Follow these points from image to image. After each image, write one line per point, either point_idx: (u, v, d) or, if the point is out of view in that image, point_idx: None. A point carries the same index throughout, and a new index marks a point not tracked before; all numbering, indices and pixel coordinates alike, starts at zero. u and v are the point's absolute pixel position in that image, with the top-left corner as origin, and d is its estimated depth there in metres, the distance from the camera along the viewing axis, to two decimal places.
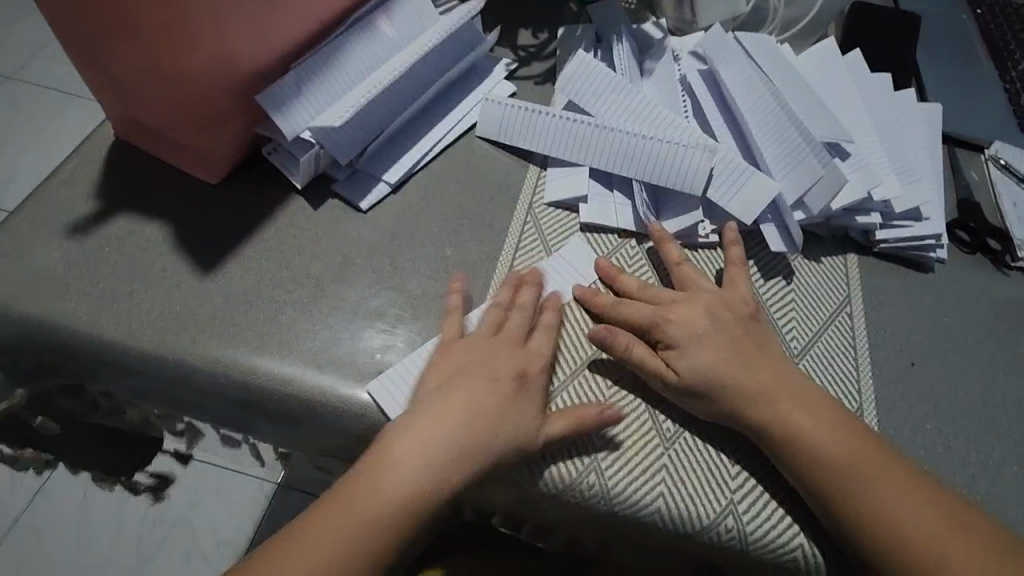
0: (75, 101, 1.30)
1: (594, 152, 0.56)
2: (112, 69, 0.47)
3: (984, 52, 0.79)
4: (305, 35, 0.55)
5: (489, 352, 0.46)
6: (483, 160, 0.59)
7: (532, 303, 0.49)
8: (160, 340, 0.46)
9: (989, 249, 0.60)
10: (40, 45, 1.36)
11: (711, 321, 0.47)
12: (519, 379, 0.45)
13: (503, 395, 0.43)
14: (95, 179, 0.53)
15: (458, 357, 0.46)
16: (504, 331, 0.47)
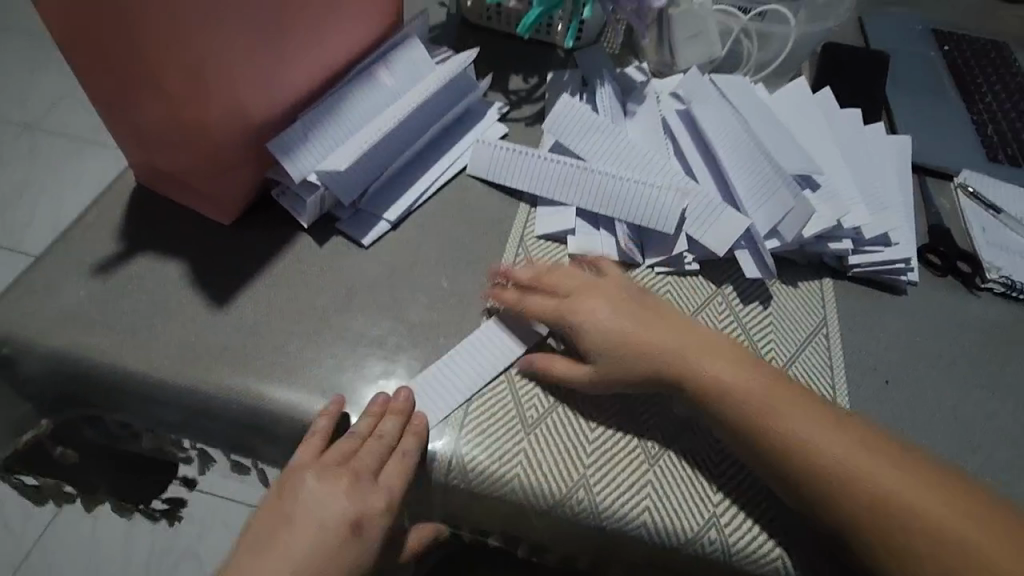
0: (93, 148, 1.37)
1: (578, 191, 0.60)
2: (136, 121, 0.52)
3: (951, 85, 0.83)
4: (312, 87, 0.60)
5: (319, 489, 0.46)
6: (477, 198, 0.63)
7: (393, 431, 0.47)
8: (177, 370, 0.50)
9: (960, 271, 0.63)
10: (61, 95, 1.44)
11: (611, 310, 0.50)
12: (355, 524, 0.45)
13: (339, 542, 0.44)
14: (118, 221, 0.57)
15: (301, 483, 0.46)
16: (350, 463, 0.46)
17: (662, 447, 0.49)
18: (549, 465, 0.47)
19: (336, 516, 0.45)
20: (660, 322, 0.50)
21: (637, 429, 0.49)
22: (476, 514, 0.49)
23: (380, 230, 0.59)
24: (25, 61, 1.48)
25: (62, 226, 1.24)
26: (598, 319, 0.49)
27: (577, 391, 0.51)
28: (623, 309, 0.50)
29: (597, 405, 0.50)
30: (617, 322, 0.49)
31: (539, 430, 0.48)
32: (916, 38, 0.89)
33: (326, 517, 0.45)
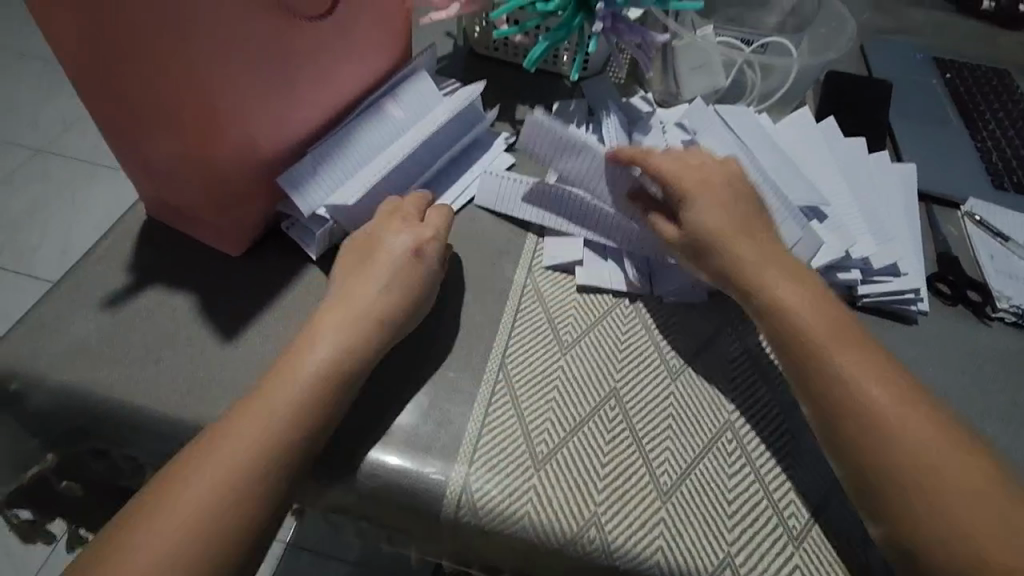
0: (102, 172, 1.39)
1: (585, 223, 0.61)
2: (149, 157, 0.53)
3: (955, 112, 0.84)
4: (321, 120, 0.61)
5: (334, 323, 0.49)
6: (484, 227, 0.64)
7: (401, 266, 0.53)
8: (184, 405, 0.50)
9: (970, 300, 0.62)
10: (73, 119, 1.46)
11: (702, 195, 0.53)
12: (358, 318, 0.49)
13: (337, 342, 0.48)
14: (128, 254, 0.57)
15: (346, 290, 0.51)
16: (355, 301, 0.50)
17: (675, 484, 0.48)
18: (560, 500, 0.46)
19: (291, 391, 0.45)
20: (769, 247, 0.52)
21: (648, 465, 0.49)
22: (485, 552, 0.49)
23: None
24: (38, 87, 1.50)
25: (69, 250, 1.25)
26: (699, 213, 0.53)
27: (586, 424, 0.50)
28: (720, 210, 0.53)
29: (607, 440, 0.50)
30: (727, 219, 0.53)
31: (550, 466, 0.48)
32: (917, 66, 0.90)
33: (290, 394, 0.45)
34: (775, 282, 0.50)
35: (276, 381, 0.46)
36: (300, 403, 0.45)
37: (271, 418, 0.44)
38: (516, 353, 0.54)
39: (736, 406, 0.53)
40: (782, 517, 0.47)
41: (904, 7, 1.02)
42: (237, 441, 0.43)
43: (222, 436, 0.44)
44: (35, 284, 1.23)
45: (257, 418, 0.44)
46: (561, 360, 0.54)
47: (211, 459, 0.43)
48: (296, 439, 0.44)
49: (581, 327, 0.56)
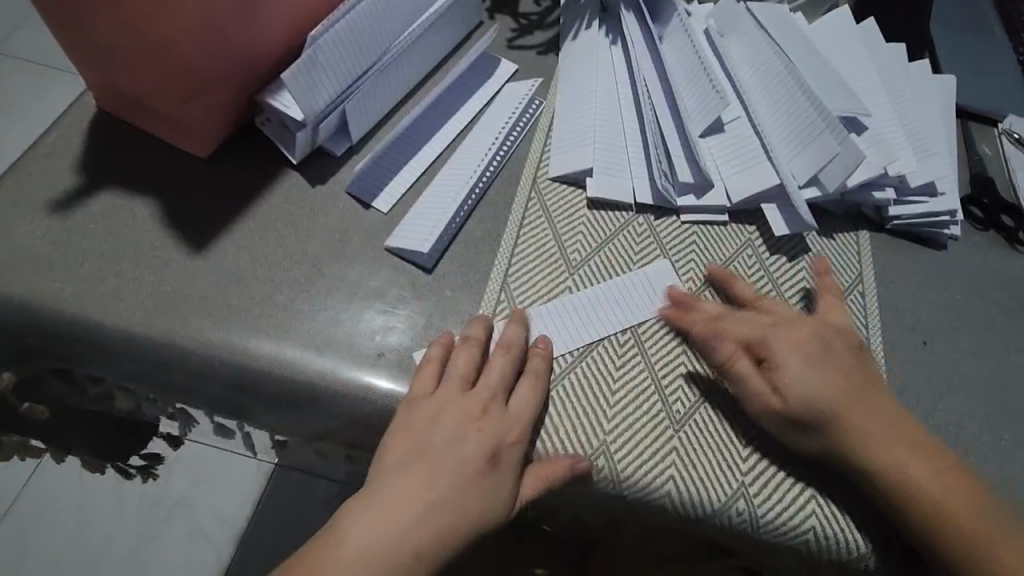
0: (39, 74, 1.25)
1: (625, 115, 0.57)
2: (92, 33, 0.45)
3: (997, 22, 0.76)
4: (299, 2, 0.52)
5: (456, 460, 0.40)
6: (487, 130, 0.56)
7: (504, 367, 0.44)
8: (153, 322, 0.45)
9: (1003, 225, 0.59)
10: (25, 16, 1.31)
11: (818, 341, 0.45)
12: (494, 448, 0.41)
13: (466, 481, 0.39)
14: (78, 152, 0.50)
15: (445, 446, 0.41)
16: (480, 384, 0.43)
17: (690, 412, 0.45)
18: (567, 428, 0.43)
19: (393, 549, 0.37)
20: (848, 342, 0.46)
21: (660, 390, 0.45)
22: None
23: (400, 184, 0.52)
24: None
25: (15, 156, 1.15)
26: (797, 370, 0.43)
27: (595, 347, 0.46)
28: (825, 355, 0.44)
29: (616, 367, 0.46)
30: (834, 380, 0.43)
31: (559, 391, 0.44)
32: None
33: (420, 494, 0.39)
34: (864, 414, 0.42)
35: (448, 444, 0.41)
36: (484, 498, 0.39)
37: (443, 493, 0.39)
38: (519, 269, 0.49)
39: None
40: None
41: None
42: (410, 506, 0.38)
43: (393, 486, 0.39)
44: None
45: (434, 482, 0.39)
46: (567, 283, 0.49)
47: (381, 517, 0.38)
48: (464, 520, 0.38)
49: (592, 249, 0.51)
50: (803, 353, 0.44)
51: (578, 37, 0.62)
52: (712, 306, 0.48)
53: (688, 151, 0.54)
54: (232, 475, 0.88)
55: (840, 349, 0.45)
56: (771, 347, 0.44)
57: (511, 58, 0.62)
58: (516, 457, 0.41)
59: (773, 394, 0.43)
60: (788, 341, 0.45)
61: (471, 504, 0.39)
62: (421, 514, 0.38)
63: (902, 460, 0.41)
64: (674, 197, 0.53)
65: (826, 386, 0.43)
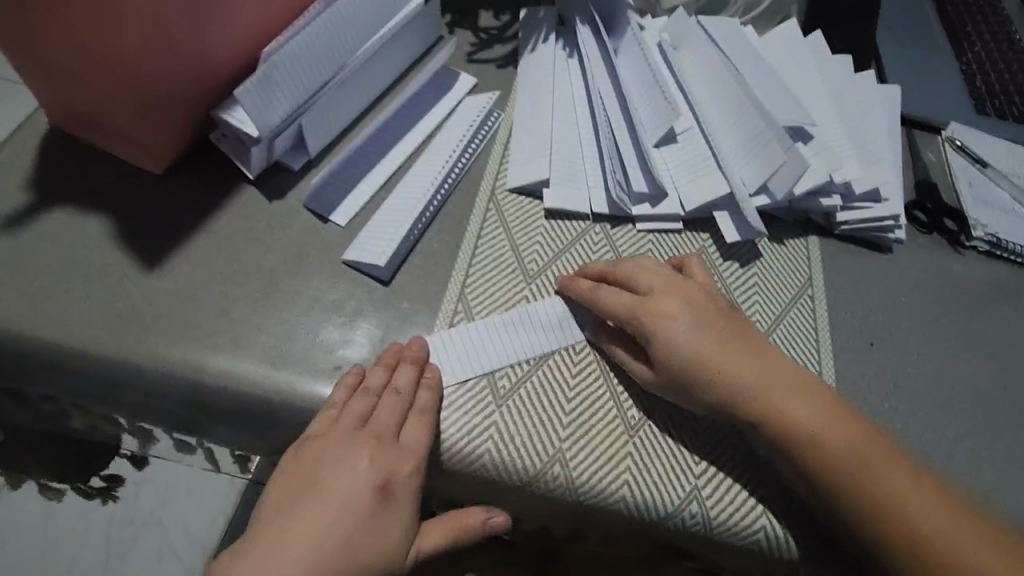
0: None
1: (581, 126, 0.58)
2: (44, 47, 0.45)
3: (941, 33, 0.79)
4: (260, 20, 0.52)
5: (349, 498, 0.40)
6: (447, 143, 0.57)
7: (408, 384, 0.43)
8: (104, 340, 0.44)
9: (946, 228, 0.61)
10: None
11: (690, 309, 0.45)
12: (387, 485, 0.41)
13: (360, 523, 0.39)
14: (30, 170, 0.50)
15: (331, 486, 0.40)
16: (374, 422, 0.42)
17: (643, 417, 0.46)
18: (524, 436, 0.44)
19: None
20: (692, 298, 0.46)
21: (617, 396, 0.46)
22: (442, 489, 0.46)
23: (361, 195, 0.53)
24: None
25: None
26: (669, 334, 0.44)
27: (552, 354, 0.47)
28: (702, 318, 0.45)
29: (572, 374, 0.47)
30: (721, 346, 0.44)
31: (512, 402, 0.45)
32: None
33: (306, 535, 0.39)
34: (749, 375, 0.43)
35: (351, 472, 0.41)
36: (387, 521, 0.40)
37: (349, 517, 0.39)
38: (477, 281, 0.50)
39: None
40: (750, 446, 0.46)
41: None
42: (304, 542, 0.38)
43: (281, 526, 0.39)
44: None
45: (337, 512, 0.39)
46: (524, 291, 0.50)
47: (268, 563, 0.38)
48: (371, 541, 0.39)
49: (550, 258, 0.52)
50: (675, 317, 0.45)
51: (536, 50, 0.63)
52: (585, 283, 0.48)
53: (642, 162, 0.55)
54: (200, 492, 0.87)
55: (707, 306, 0.46)
56: (638, 319, 0.45)
57: (470, 71, 0.63)
58: (411, 491, 0.41)
59: (647, 369, 0.45)
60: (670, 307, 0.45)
61: (371, 543, 0.39)
62: (312, 561, 0.38)
63: (791, 408, 0.43)
64: (629, 207, 0.54)
65: (696, 346, 0.44)
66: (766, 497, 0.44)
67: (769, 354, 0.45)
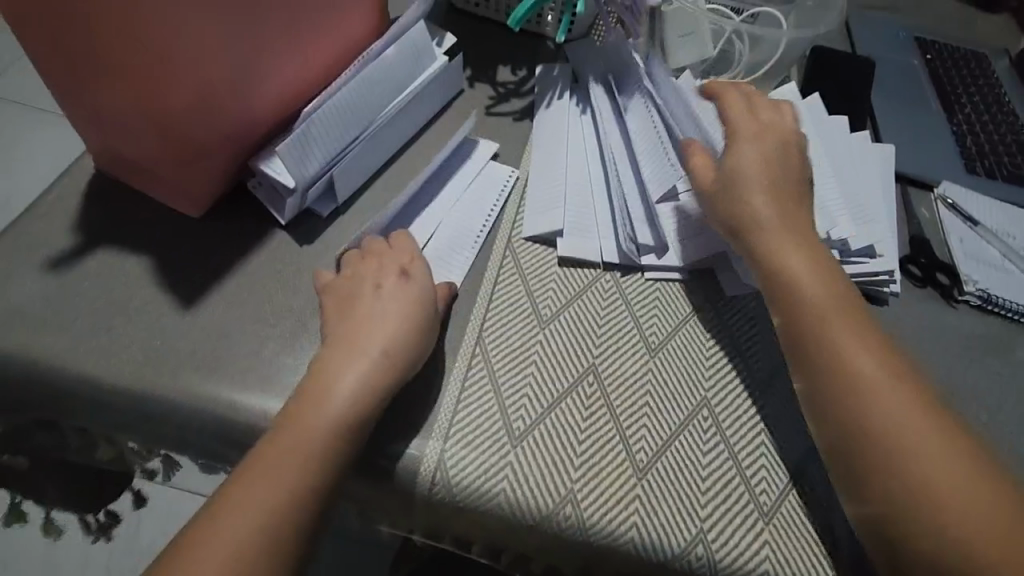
0: (29, 118, 1.27)
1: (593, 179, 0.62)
2: (96, 104, 0.48)
3: (934, 95, 0.84)
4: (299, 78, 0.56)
5: (385, 299, 0.49)
6: (475, 199, 0.60)
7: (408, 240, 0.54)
8: (141, 375, 0.47)
9: (939, 283, 0.64)
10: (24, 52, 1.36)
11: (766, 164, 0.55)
12: (404, 273, 0.51)
13: (394, 295, 0.49)
14: (76, 212, 0.53)
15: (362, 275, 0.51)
16: (412, 276, 0.51)
17: (652, 461, 0.48)
18: (538, 476, 0.46)
19: (333, 410, 0.43)
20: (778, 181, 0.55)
21: (626, 441, 0.48)
22: (455, 528, 0.48)
23: None
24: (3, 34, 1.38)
25: (21, 204, 1.16)
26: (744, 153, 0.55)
27: (565, 398, 0.50)
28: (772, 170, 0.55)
29: (583, 418, 0.49)
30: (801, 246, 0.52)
31: (527, 442, 0.47)
32: (900, 44, 0.89)
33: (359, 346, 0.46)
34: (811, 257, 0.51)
35: (373, 331, 0.47)
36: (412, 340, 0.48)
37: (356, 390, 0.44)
38: (493, 326, 0.52)
39: (713, 383, 0.52)
40: (753, 494, 0.48)
41: None
42: (350, 354, 0.46)
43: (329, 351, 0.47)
44: None
45: (346, 387, 0.44)
46: (539, 338, 0.52)
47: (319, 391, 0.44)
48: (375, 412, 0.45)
49: (563, 307, 0.55)
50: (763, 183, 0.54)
51: (551, 105, 0.68)
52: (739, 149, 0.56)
53: (649, 216, 0.59)
54: None
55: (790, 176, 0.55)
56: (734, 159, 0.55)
57: (488, 124, 0.67)
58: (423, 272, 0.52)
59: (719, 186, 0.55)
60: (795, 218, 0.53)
61: (401, 319, 0.48)
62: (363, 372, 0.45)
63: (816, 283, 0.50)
64: (638, 257, 0.57)
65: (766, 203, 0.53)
66: (770, 546, 0.46)
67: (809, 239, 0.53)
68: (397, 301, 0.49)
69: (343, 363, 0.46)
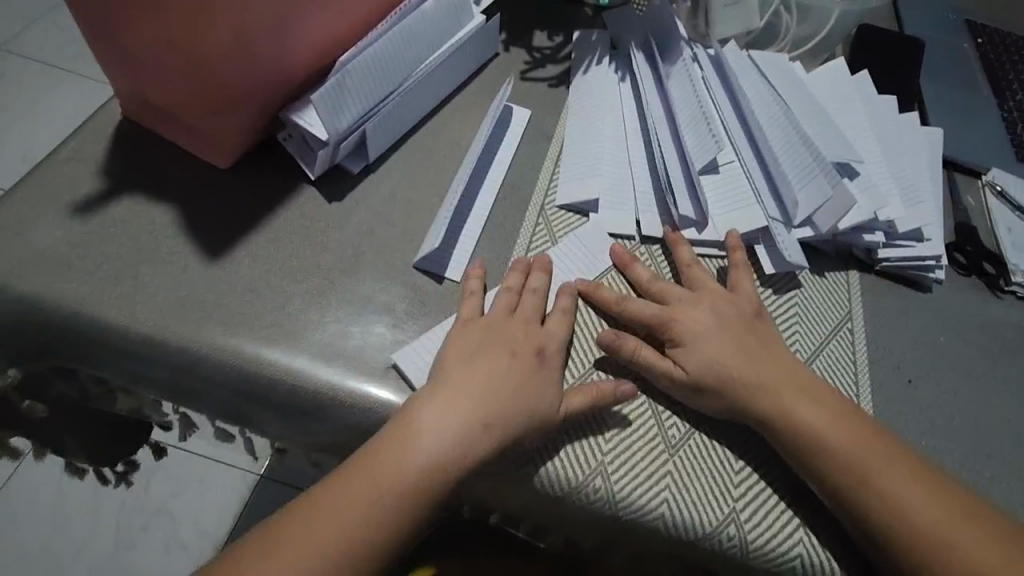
0: (46, 74, 1.26)
1: (631, 148, 0.60)
2: (129, 44, 0.46)
3: (984, 80, 0.80)
4: (334, 30, 0.54)
5: (507, 333, 0.47)
6: (506, 167, 0.59)
7: (543, 287, 0.50)
8: (165, 325, 0.46)
9: (985, 272, 0.61)
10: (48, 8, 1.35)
11: (715, 318, 0.49)
12: (522, 314, 0.48)
13: (523, 334, 0.47)
14: (102, 158, 0.52)
15: (488, 331, 0.47)
16: (520, 311, 0.48)
17: (683, 437, 0.46)
18: (567, 451, 0.44)
19: (412, 466, 0.41)
20: (745, 342, 0.48)
21: (656, 416, 0.47)
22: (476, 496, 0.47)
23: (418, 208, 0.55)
24: None
25: (40, 160, 1.15)
26: (700, 332, 0.48)
27: (597, 369, 0.48)
28: (729, 332, 0.48)
29: None
30: (717, 340, 0.48)
31: None
32: (950, 26, 0.86)
33: (480, 380, 0.44)
34: (727, 358, 0.47)
35: (486, 370, 0.44)
36: (528, 382, 0.44)
37: (486, 403, 0.43)
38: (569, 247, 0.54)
39: None
40: (786, 476, 0.46)
41: None
42: (476, 389, 0.43)
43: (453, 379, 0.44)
44: None
45: (457, 413, 0.42)
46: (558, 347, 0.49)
47: (433, 411, 0.42)
48: (488, 450, 0.42)
49: (589, 311, 0.51)
50: (704, 331, 0.48)
51: (589, 72, 0.65)
52: (610, 293, 0.50)
53: (688, 188, 0.57)
54: (216, 486, 0.93)
55: (733, 315, 0.50)
56: (673, 327, 0.48)
57: (523, 89, 0.65)
58: (538, 310, 0.49)
59: (675, 369, 0.47)
60: (697, 327, 0.48)
61: (526, 365, 0.45)
62: (487, 404, 0.43)
63: (799, 410, 0.45)
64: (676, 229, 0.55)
65: (719, 354, 0.47)
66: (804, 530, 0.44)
67: (782, 359, 0.48)
68: (525, 335, 0.47)
69: (466, 389, 0.43)
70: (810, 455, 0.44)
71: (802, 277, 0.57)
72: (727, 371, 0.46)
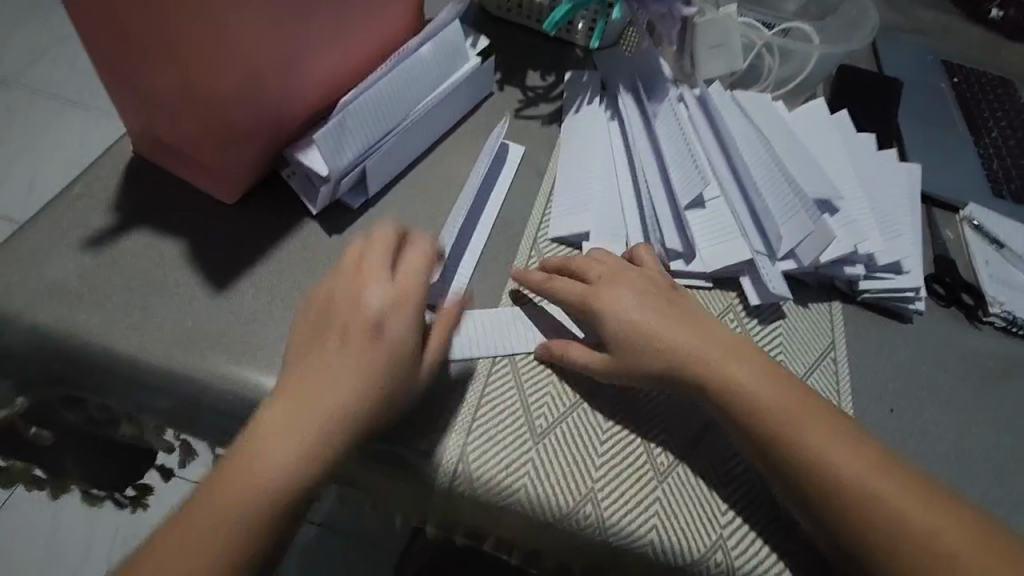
0: (52, 106, 1.30)
1: (619, 184, 0.62)
2: (142, 89, 0.49)
3: (959, 117, 0.84)
4: (337, 73, 0.57)
5: (357, 281, 0.46)
6: (500, 201, 0.61)
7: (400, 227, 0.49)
8: (171, 355, 0.47)
9: (964, 303, 0.63)
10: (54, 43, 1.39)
11: (638, 297, 0.50)
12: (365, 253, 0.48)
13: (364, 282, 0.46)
14: (113, 194, 0.54)
15: (338, 288, 0.46)
16: (366, 257, 0.48)
17: (672, 464, 0.48)
18: (557, 478, 0.46)
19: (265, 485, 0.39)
20: (686, 318, 0.50)
21: (646, 443, 0.48)
22: (469, 519, 0.47)
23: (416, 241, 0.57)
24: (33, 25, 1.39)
25: (49, 194, 1.18)
26: (622, 306, 0.50)
27: (586, 400, 0.50)
28: (653, 302, 0.50)
29: (604, 420, 0.49)
30: (646, 312, 0.49)
31: (551, 436, 0.47)
32: (926, 66, 0.90)
33: (324, 395, 0.42)
34: (659, 328, 0.49)
35: (332, 328, 0.44)
36: (374, 371, 0.43)
37: (324, 415, 0.42)
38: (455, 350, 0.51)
39: None
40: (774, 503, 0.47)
41: (916, 7, 1.00)
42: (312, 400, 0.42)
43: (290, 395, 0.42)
44: (11, 227, 1.15)
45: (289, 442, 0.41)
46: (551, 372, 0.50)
47: (271, 429, 0.41)
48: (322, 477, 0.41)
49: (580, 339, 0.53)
50: (641, 305, 0.50)
51: (580, 110, 0.68)
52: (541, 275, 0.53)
53: (675, 222, 0.59)
54: None
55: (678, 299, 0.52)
56: (601, 307, 0.50)
57: (517, 126, 0.68)
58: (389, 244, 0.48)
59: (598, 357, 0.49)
60: (621, 306, 0.50)
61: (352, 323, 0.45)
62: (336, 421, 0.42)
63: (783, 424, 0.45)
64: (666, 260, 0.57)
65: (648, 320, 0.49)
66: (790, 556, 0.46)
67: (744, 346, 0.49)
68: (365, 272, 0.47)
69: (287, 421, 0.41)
70: (805, 452, 0.44)
71: (785, 305, 0.59)
72: (659, 343, 0.48)
